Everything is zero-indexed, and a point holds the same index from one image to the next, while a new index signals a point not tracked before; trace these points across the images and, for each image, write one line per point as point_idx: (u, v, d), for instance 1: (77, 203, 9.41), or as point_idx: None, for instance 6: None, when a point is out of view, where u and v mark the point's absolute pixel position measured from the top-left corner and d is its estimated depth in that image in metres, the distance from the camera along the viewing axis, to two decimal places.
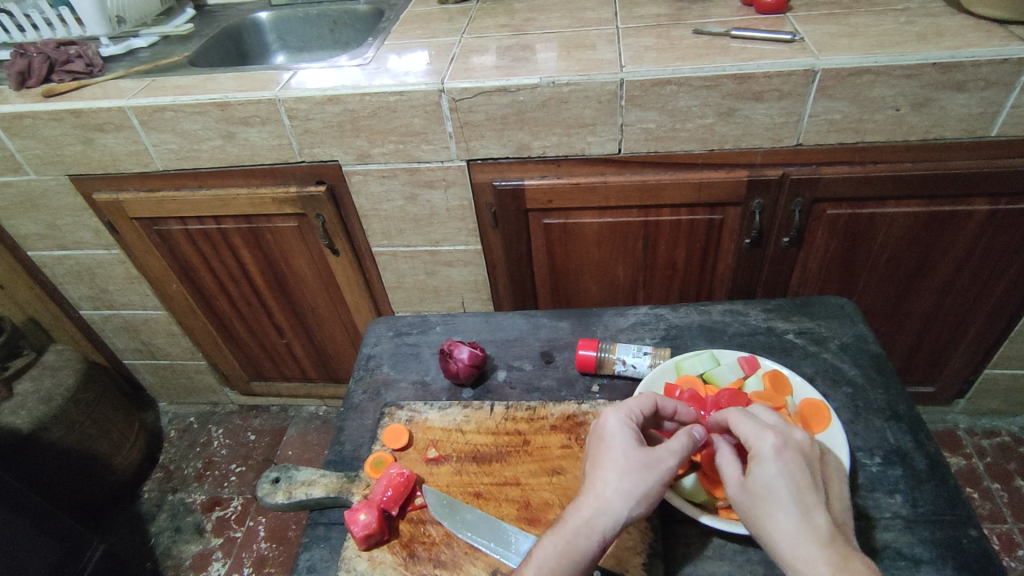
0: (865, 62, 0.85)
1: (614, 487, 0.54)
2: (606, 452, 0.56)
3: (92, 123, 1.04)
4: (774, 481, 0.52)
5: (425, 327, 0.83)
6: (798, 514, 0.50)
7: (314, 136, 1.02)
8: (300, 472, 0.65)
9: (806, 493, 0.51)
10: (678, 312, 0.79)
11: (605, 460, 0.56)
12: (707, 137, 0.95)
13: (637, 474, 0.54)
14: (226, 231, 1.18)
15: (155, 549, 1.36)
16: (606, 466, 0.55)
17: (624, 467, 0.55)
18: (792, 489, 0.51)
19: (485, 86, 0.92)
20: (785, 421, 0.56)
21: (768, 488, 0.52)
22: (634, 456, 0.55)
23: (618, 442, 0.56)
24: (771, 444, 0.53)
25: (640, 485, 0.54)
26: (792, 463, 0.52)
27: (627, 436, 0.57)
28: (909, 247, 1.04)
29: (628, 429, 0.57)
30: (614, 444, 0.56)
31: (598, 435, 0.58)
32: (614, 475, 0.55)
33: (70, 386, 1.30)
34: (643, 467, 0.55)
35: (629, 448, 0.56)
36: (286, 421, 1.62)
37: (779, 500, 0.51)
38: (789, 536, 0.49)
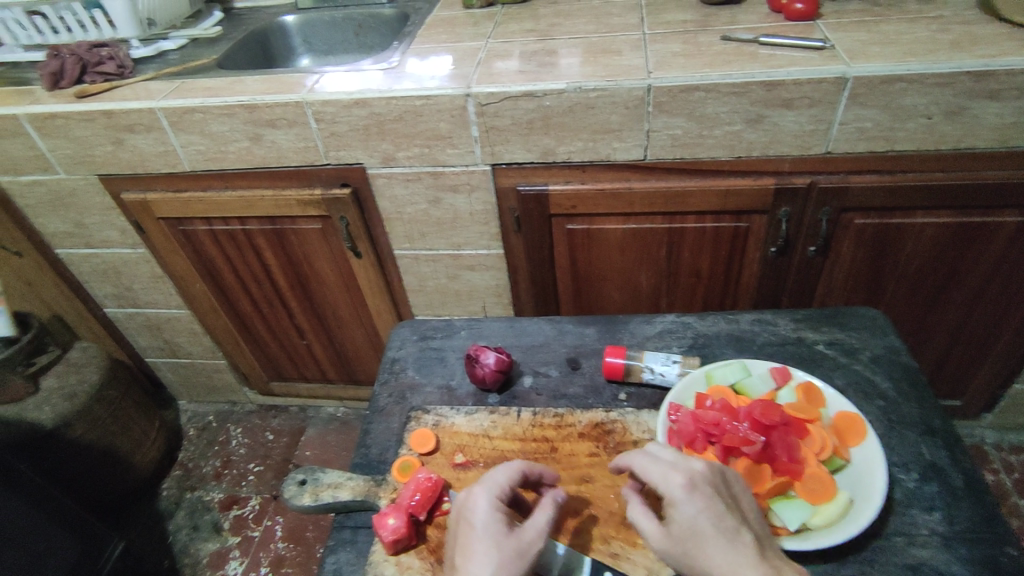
0: (897, 70, 0.84)
1: (487, 570, 0.51)
2: (470, 536, 0.53)
3: (122, 124, 1.05)
4: (697, 518, 0.51)
5: (450, 331, 0.83)
6: (728, 545, 0.49)
7: (340, 139, 1.02)
8: (327, 474, 0.65)
9: (725, 520, 0.51)
10: (706, 321, 0.79)
11: (472, 545, 0.52)
12: (734, 144, 0.94)
13: (510, 553, 0.52)
14: (251, 233, 1.19)
15: (174, 546, 1.37)
16: (475, 551, 0.52)
17: (495, 547, 0.52)
18: (712, 521, 0.50)
19: (511, 91, 0.92)
20: (682, 454, 0.55)
21: (696, 527, 0.51)
22: (501, 535, 0.53)
23: (482, 523, 0.53)
24: (678, 484, 0.52)
25: (514, 566, 0.51)
26: (706, 498, 0.51)
27: (491, 513, 0.54)
28: (938, 258, 1.02)
29: (492, 506, 0.55)
30: (478, 520, 0.54)
31: (461, 520, 0.55)
32: (484, 557, 0.51)
33: (94, 382, 1.32)
34: (517, 544, 0.52)
35: (491, 528, 0.53)
36: (304, 421, 1.62)
37: (708, 538, 0.50)
38: (727, 569, 0.48)
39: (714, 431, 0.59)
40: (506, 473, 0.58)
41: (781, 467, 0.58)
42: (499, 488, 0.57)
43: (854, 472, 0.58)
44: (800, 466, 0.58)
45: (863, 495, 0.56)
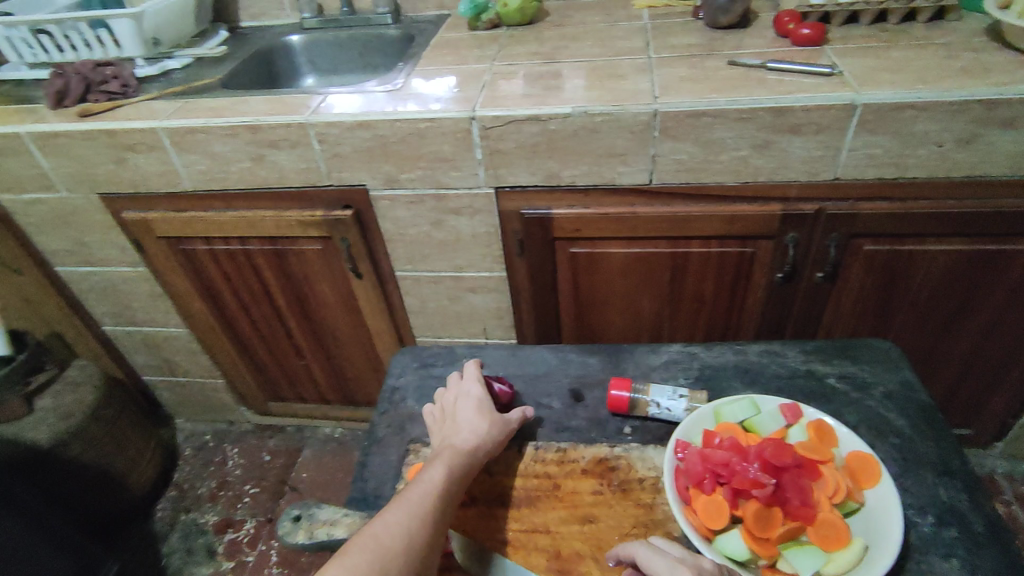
0: (907, 97, 0.83)
1: (482, 431, 0.66)
2: (470, 406, 0.68)
3: (125, 144, 1.05)
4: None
5: (451, 359, 0.81)
6: None
7: (343, 160, 1.01)
8: (323, 510, 0.63)
9: None
10: (713, 351, 0.77)
11: (469, 418, 0.67)
12: (741, 169, 0.93)
13: (497, 421, 0.67)
14: (251, 253, 1.18)
15: (167, 570, 1.35)
16: (472, 421, 0.66)
17: (488, 418, 0.67)
18: None
19: (516, 114, 0.91)
20: (690, 552, 0.53)
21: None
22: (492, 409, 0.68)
23: (476, 399, 0.69)
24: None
25: (499, 429, 0.67)
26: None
27: (481, 393, 0.70)
28: (950, 286, 1.00)
29: (481, 390, 0.71)
30: (473, 399, 0.69)
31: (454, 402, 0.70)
32: (478, 425, 0.66)
33: (90, 402, 1.30)
34: (502, 418, 0.68)
35: (483, 400, 0.69)
36: (302, 442, 1.60)
37: None
38: None
39: (722, 471, 0.57)
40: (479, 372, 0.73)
41: (792, 510, 0.55)
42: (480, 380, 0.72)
43: (869, 517, 0.56)
44: (813, 510, 0.55)
45: (879, 543, 0.53)
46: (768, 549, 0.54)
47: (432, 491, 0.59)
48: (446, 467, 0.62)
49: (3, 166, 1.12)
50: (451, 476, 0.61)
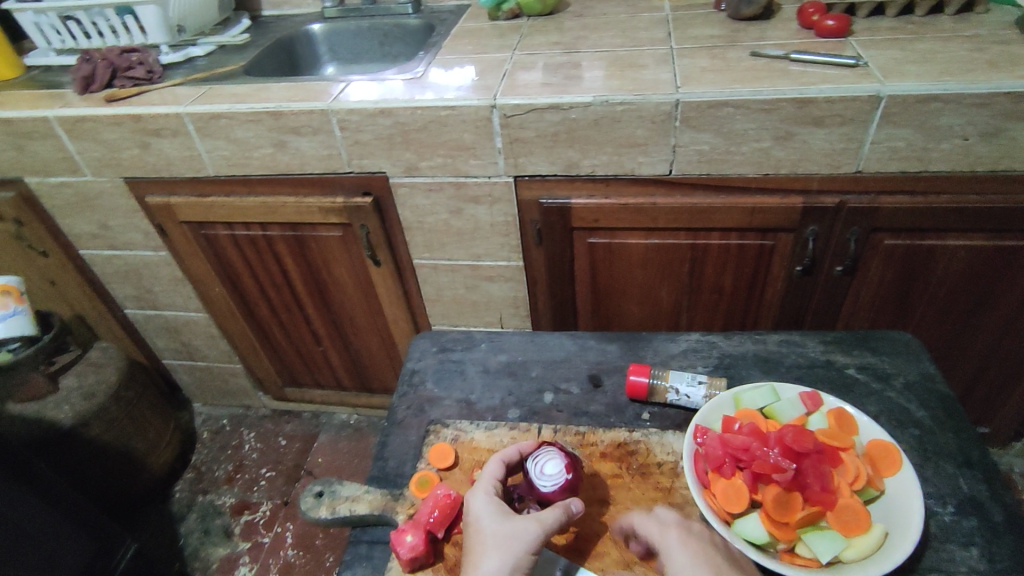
0: (934, 89, 0.82)
1: (493, 568, 0.52)
2: (479, 537, 0.54)
3: (150, 129, 1.06)
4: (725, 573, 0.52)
5: (470, 344, 0.82)
6: None
7: (364, 147, 1.02)
8: (344, 487, 0.64)
9: None
10: (732, 340, 0.77)
11: (483, 542, 0.54)
12: (762, 161, 0.92)
13: (514, 551, 0.53)
14: (272, 238, 1.19)
15: (184, 550, 1.37)
16: (485, 548, 0.53)
17: (499, 548, 0.53)
18: None
19: (537, 103, 0.91)
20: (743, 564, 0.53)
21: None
22: (504, 531, 0.54)
23: (482, 521, 0.55)
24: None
25: (517, 555, 0.53)
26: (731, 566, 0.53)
27: (492, 511, 0.56)
28: (970, 282, 1.00)
29: (493, 507, 0.57)
30: (482, 522, 0.55)
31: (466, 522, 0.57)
32: (495, 552, 0.53)
33: (112, 383, 1.32)
34: (521, 543, 0.53)
35: (493, 522, 0.55)
36: (317, 427, 1.62)
37: None
38: None
39: (742, 456, 0.58)
40: (498, 468, 0.61)
41: (813, 496, 0.55)
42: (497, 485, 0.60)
43: (888, 504, 0.56)
44: (833, 495, 0.55)
45: (899, 529, 0.54)
46: (787, 533, 0.54)
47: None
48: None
49: (31, 150, 1.14)
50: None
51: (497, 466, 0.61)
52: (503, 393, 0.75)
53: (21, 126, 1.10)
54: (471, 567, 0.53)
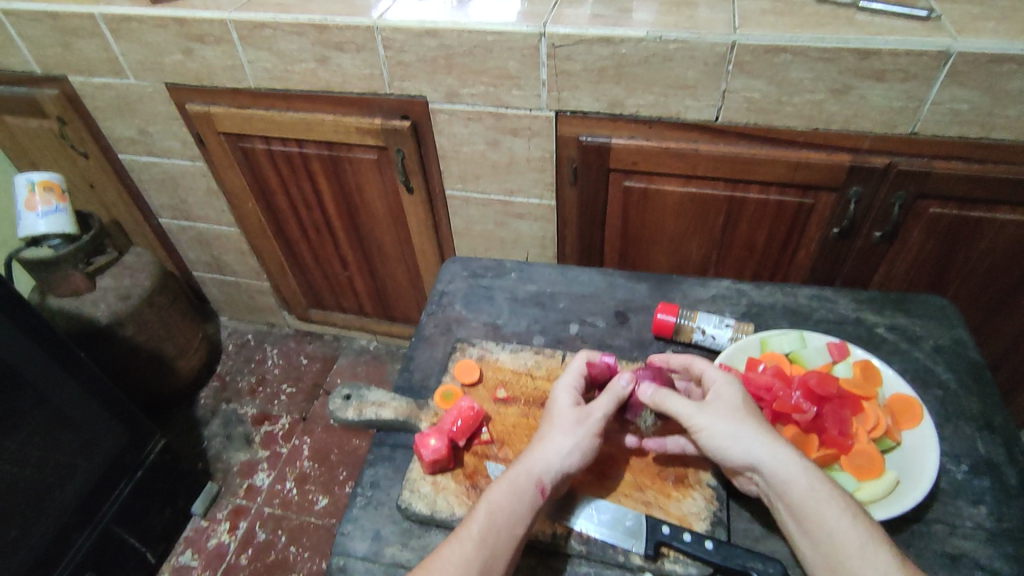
0: (1008, 49, 0.78)
1: (556, 447, 0.57)
2: (550, 417, 0.60)
3: (194, 34, 1.06)
4: (748, 413, 0.57)
5: (500, 271, 0.83)
6: (756, 428, 0.56)
7: (406, 69, 1.01)
8: (371, 392, 0.67)
9: (756, 418, 0.57)
10: (763, 290, 0.77)
11: (551, 425, 0.59)
12: (814, 114, 0.89)
13: (578, 434, 0.58)
14: (308, 157, 1.19)
15: (207, 451, 1.44)
16: (551, 424, 0.59)
17: (563, 428, 0.58)
18: (743, 411, 0.57)
19: (588, 34, 0.89)
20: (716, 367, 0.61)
21: (748, 422, 0.56)
22: (558, 408, 0.60)
23: (560, 409, 0.60)
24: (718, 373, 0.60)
25: (580, 436, 0.58)
26: (753, 403, 0.58)
27: (568, 398, 0.61)
28: (1013, 259, 0.97)
29: (573, 398, 0.61)
30: (557, 407, 0.61)
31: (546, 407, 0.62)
32: (548, 428, 0.59)
33: (146, 287, 1.36)
34: (585, 430, 0.58)
35: (567, 408, 0.60)
36: (338, 350, 1.67)
37: (734, 413, 0.57)
38: (763, 448, 0.54)
39: (764, 395, 0.60)
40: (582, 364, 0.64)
41: (829, 439, 0.58)
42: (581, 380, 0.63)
43: (904, 455, 0.57)
44: (849, 440, 0.57)
45: (911, 478, 0.55)
46: None
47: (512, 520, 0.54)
48: (519, 484, 0.55)
49: (76, 48, 1.14)
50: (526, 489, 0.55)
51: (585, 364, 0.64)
52: (529, 321, 0.76)
53: (66, 21, 1.09)
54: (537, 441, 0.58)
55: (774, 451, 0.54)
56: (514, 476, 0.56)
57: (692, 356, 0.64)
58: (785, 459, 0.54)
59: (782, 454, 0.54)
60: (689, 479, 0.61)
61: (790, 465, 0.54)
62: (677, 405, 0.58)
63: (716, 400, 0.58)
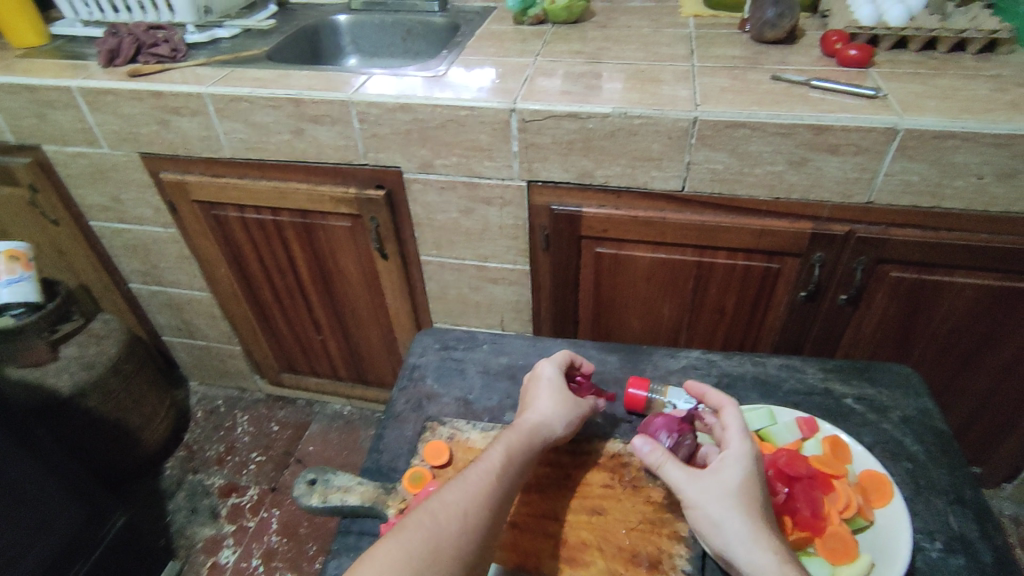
0: (951, 126, 0.82)
1: (551, 416, 0.66)
2: (538, 382, 0.69)
3: (170, 106, 1.07)
4: (741, 500, 0.56)
5: (472, 343, 0.82)
6: (744, 519, 0.55)
7: (380, 141, 1.03)
8: (337, 477, 0.65)
9: (748, 505, 0.56)
10: (732, 360, 0.78)
11: (541, 398, 0.67)
12: (775, 185, 0.93)
13: (571, 406, 0.67)
14: (282, 224, 1.20)
15: (170, 527, 1.37)
16: (544, 399, 0.67)
17: (556, 398, 0.67)
18: (736, 496, 0.56)
19: (556, 110, 0.92)
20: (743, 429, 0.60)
21: (737, 511, 0.55)
22: (549, 382, 0.68)
23: (551, 378, 0.69)
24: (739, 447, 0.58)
25: (570, 407, 0.67)
26: (756, 489, 0.57)
27: (558, 376, 0.69)
28: (974, 322, 1.00)
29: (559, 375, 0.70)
30: (548, 381, 0.69)
31: (532, 379, 0.70)
32: (544, 403, 0.67)
33: (112, 355, 1.33)
34: (574, 402, 0.67)
35: (562, 385, 0.69)
36: (311, 415, 1.62)
37: (725, 497, 0.56)
38: (743, 543, 0.54)
39: None
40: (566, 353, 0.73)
41: (802, 520, 0.57)
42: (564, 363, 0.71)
43: (878, 535, 0.57)
44: (823, 521, 0.57)
45: (886, 562, 0.54)
46: None
47: (492, 473, 0.60)
48: (510, 441, 0.63)
49: (50, 118, 1.14)
50: (518, 453, 0.62)
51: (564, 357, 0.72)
52: (501, 395, 0.75)
53: (42, 94, 1.10)
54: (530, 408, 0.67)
55: (752, 544, 0.54)
56: (427, 523, 0.55)
57: (726, 404, 0.62)
58: (765, 560, 0.53)
59: (761, 551, 0.54)
60: (664, 565, 0.59)
61: (767, 568, 0.53)
62: (674, 474, 0.58)
63: (714, 478, 0.57)
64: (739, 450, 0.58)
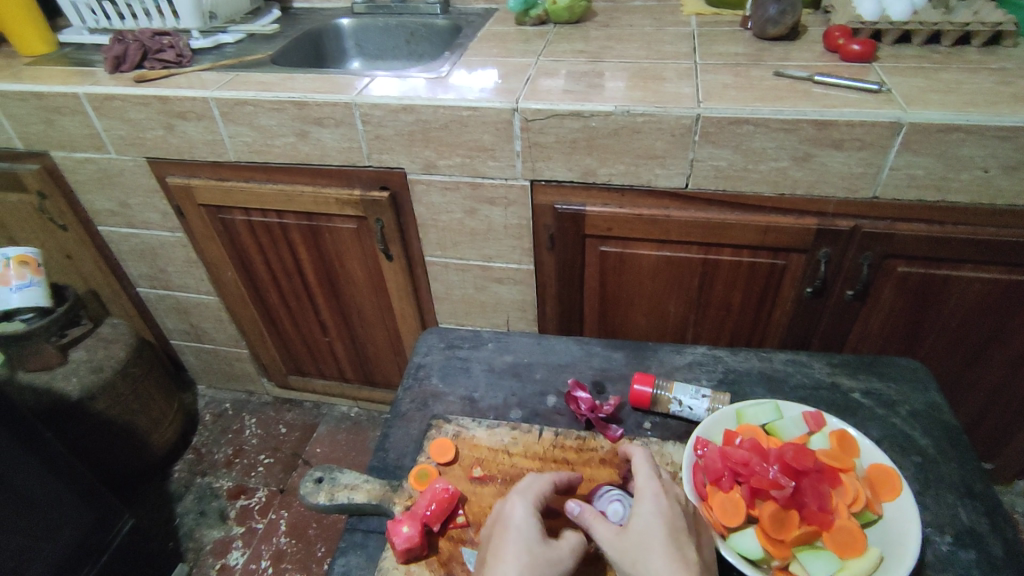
0: (956, 119, 0.82)
1: None
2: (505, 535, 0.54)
3: (176, 111, 1.08)
4: (657, 542, 0.52)
5: (477, 342, 0.82)
6: (663, 563, 0.51)
7: (384, 142, 1.03)
8: (344, 475, 0.65)
9: (665, 544, 0.52)
10: (738, 356, 0.77)
11: (507, 554, 0.53)
12: (779, 181, 0.93)
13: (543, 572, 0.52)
14: (287, 227, 1.21)
15: (179, 529, 1.38)
16: (510, 557, 0.52)
17: (525, 558, 0.52)
18: (652, 539, 0.52)
19: (558, 109, 0.92)
20: (653, 470, 0.58)
21: (652, 554, 0.51)
22: (521, 530, 0.54)
23: (523, 527, 0.55)
24: (648, 487, 0.56)
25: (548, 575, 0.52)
26: (672, 525, 0.53)
27: (532, 521, 0.55)
28: (983, 315, 0.99)
29: (533, 518, 0.56)
30: (519, 527, 0.55)
31: (501, 521, 0.56)
32: (511, 563, 0.52)
33: (120, 358, 1.34)
34: (548, 565, 0.53)
35: (533, 537, 0.54)
36: (317, 417, 1.63)
37: (643, 547, 0.52)
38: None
39: (742, 470, 0.58)
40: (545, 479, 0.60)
41: (809, 514, 0.56)
42: (540, 498, 0.58)
43: (887, 529, 0.56)
44: (831, 516, 0.56)
45: (895, 554, 0.54)
46: (781, 550, 0.55)
47: None
48: None
49: (58, 125, 1.15)
50: None
51: (545, 483, 0.59)
52: (506, 393, 0.75)
53: (50, 100, 1.11)
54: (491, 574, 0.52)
55: None
56: None
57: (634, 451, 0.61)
58: None
59: None
60: None
61: None
62: (596, 531, 0.55)
63: (629, 530, 0.54)
64: (649, 490, 0.56)
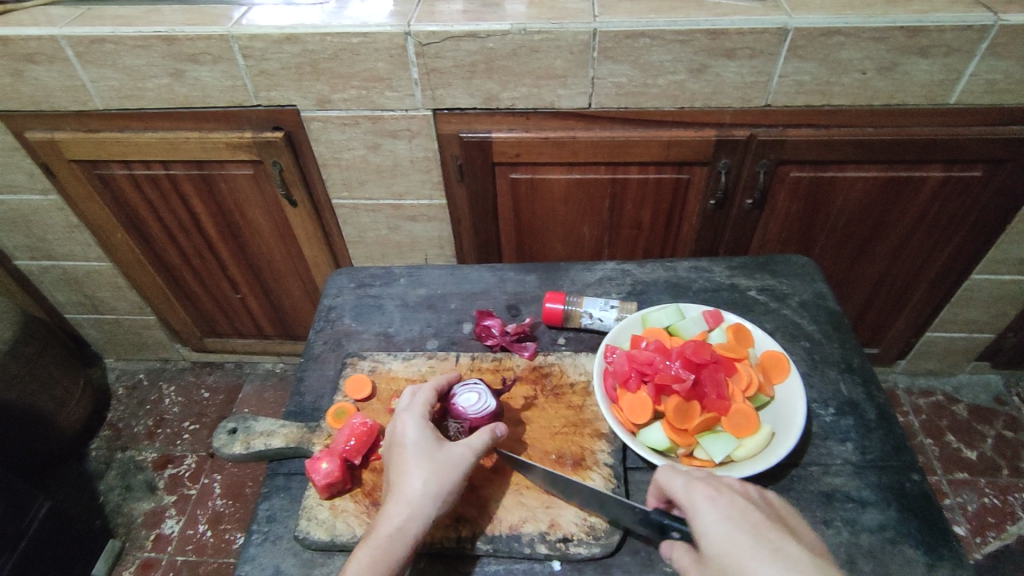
0: (837, 22, 0.84)
1: (417, 495, 0.55)
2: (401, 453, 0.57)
3: (22, 54, 0.95)
4: (744, 540, 0.48)
5: (388, 279, 0.81)
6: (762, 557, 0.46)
7: (271, 78, 0.96)
8: (259, 422, 0.64)
9: (745, 537, 0.48)
10: (645, 268, 0.80)
11: (406, 467, 0.56)
12: (677, 94, 0.94)
13: (443, 475, 0.56)
14: (176, 178, 1.11)
15: (105, 506, 1.32)
16: (408, 470, 0.56)
17: (419, 468, 0.56)
18: (736, 538, 0.48)
19: (453, 30, 0.88)
20: (686, 484, 0.53)
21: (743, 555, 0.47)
22: (412, 447, 0.57)
23: (416, 443, 0.57)
24: (700, 498, 0.52)
25: (443, 482, 0.56)
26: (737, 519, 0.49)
27: (424, 435, 0.58)
28: (866, 212, 1.07)
29: (423, 430, 0.58)
30: (409, 443, 0.57)
31: (392, 442, 0.59)
32: (412, 475, 0.56)
33: (7, 338, 1.23)
34: (447, 466, 0.56)
35: (427, 448, 0.57)
36: (241, 377, 1.58)
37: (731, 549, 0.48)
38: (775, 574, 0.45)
39: (648, 370, 0.62)
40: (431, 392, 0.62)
41: (708, 403, 0.61)
42: (427, 411, 0.60)
43: (778, 408, 0.62)
44: (728, 401, 0.61)
45: (784, 430, 0.59)
46: (686, 439, 0.59)
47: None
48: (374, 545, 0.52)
49: None
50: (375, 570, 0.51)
51: (429, 394, 0.61)
52: (421, 325, 0.75)
53: None
54: (395, 491, 0.55)
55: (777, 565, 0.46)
56: None
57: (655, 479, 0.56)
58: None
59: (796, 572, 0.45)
60: (588, 461, 0.62)
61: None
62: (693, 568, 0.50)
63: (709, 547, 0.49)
64: (698, 503, 0.51)
